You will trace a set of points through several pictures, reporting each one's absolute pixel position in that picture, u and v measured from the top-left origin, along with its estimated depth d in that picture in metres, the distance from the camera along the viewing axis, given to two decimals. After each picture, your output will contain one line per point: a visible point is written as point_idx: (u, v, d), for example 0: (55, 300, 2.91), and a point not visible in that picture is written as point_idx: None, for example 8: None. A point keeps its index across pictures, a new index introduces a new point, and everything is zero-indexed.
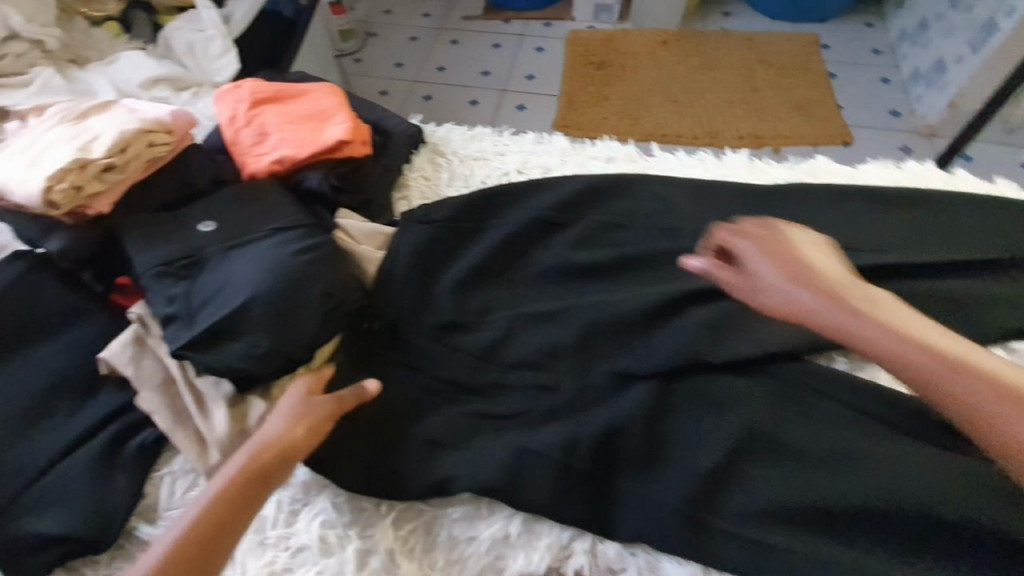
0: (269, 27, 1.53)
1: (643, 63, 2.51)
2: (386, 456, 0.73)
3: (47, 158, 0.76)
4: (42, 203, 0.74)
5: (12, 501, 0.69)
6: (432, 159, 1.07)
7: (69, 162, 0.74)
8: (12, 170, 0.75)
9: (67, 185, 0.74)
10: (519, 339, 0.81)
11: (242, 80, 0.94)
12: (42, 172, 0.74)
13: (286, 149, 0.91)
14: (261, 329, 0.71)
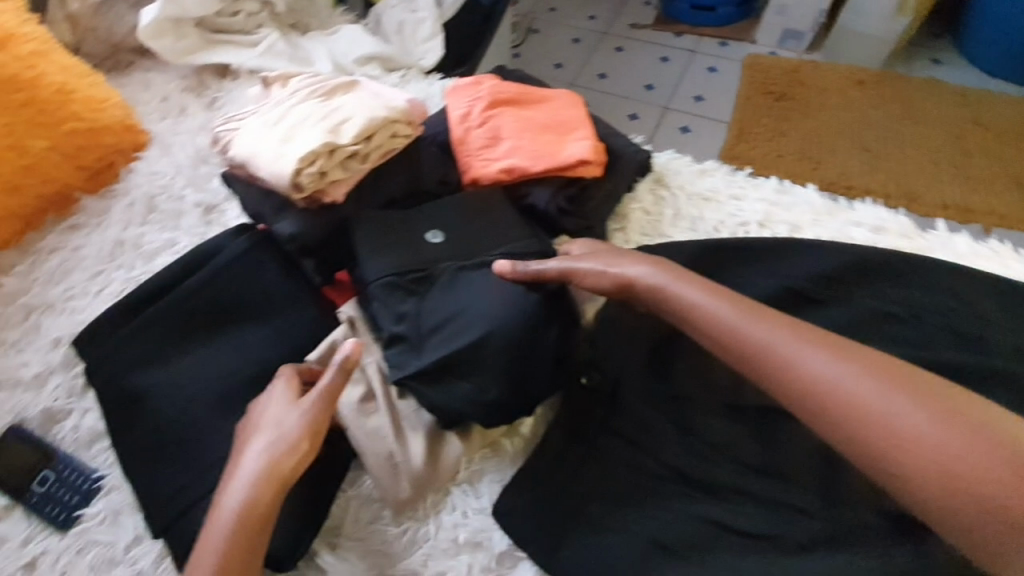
0: (469, 13, 1.48)
1: (831, 101, 2.25)
2: (609, 547, 0.65)
3: (300, 137, 0.73)
4: (288, 184, 0.71)
5: (212, 492, 0.66)
6: (655, 190, 0.95)
7: (321, 146, 0.71)
8: (266, 145, 0.73)
9: (316, 169, 0.71)
10: (759, 437, 0.71)
11: (485, 78, 0.87)
12: (293, 151, 0.71)
13: (520, 159, 0.82)
14: (493, 372, 0.64)
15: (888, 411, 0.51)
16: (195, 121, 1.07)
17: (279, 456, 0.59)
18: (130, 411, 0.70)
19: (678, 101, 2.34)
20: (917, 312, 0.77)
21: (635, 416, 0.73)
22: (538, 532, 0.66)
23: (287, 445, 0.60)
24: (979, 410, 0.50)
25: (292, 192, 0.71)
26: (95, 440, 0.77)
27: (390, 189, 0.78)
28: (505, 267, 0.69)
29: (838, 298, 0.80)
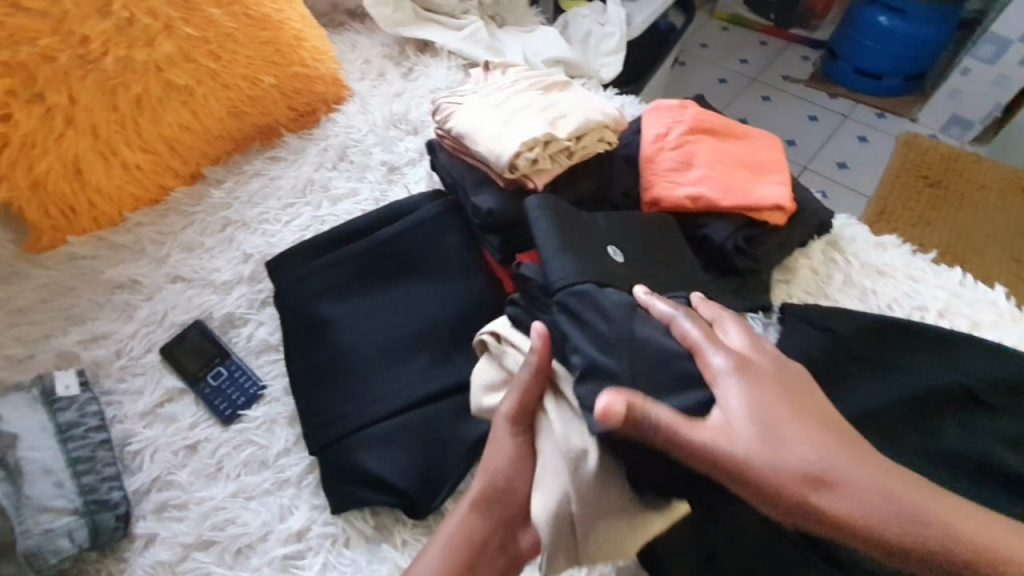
0: (649, 38, 1.51)
1: (991, 199, 2.09)
2: None
3: (520, 123, 0.77)
4: (503, 163, 0.75)
5: (371, 427, 0.71)
6: (828, 252, 0.92)
7: (542, 136, 0.75)
8: (488, 124, 0.78)
9: (532, 156, 0.75)
10: None
11: (690, 103, 0.89)
12: (514, 135, 0.76)
13: (709, 189, 0.83)
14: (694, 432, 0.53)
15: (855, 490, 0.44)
16: (392, 86, 1.15)
17: (497, 469, 0.61)
18: (313, 334, 0.77)
19: (819, 163, 2.26)
20: None
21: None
22: (663, 559, 0.64)
23: (503, 458, 0.61)
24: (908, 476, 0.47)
25: (503, 171, 0.75)
26: (264, 351, 0.85)
27: (581, 189, 0.81)
28: (611, 415, 0.46)
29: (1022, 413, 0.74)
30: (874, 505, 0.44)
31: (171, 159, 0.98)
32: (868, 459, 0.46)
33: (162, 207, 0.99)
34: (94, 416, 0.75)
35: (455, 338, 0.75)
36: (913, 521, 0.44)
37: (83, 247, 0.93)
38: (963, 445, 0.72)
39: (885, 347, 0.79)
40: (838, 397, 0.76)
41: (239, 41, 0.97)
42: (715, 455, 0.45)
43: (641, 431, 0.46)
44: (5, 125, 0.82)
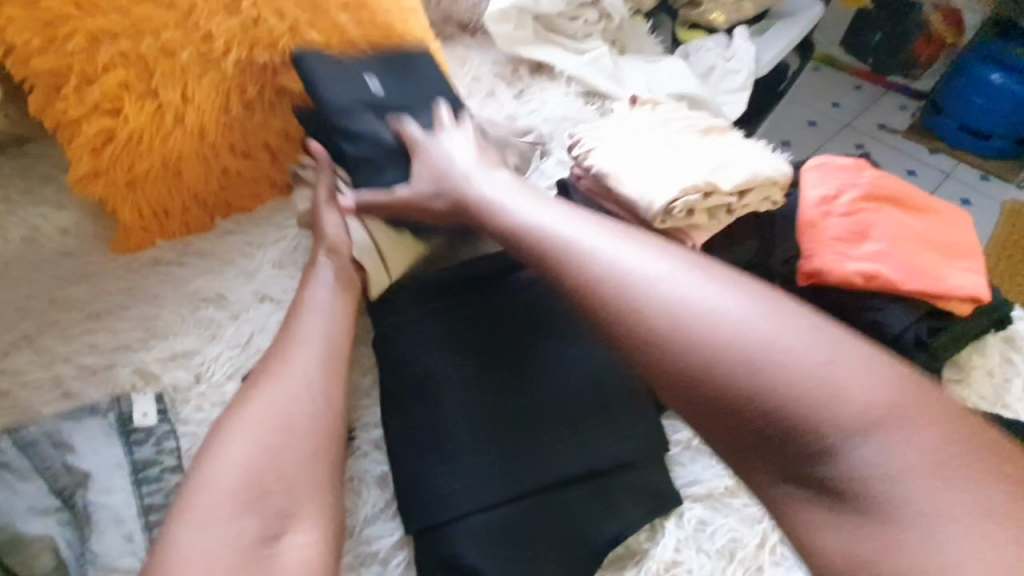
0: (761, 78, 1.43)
1: None
2: None
3: (680, 168, 0.67)
4: (658, 211, 0.64)
5: (482, 512, 0.61)
6: (1006, 350, 0.79)
7: (705, 184, 0.65)
8: (643, 168, 0.68)
9: (692, 204, 0.64)
10: None
11: (865, 167, 0.79)
12: (671, 181, 0.66)
13: (887, 267, 0.72)
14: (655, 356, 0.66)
15: (690, 307, 0.57)
16: (503, 107, 1.07)
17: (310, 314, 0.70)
18: (417, 391, 0.68)
19: None
20: None
21: None
22: None
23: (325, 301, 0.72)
24: (801, 360, 0.53)
25: (658, 222, 0.65)
26: (352, 395, 0.75)
27: None
28: (342, 208, 0.81)
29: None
30: (756, 362, 0.54)
31: (270, 168, 0.93)
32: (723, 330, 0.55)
33: (254, 215, 0.92)
34: (171, 454, 0.68)
35: (580, 417, 0.66)
36: (740, 378, 0.54)
37: (171, 253, 0.87)
38: None
39: None
40: None
41: (359, 48, 0.90)
42: (441, 195, 0.78)
43: (393, 213, 0.80)
44: (115, 120, 0.78)
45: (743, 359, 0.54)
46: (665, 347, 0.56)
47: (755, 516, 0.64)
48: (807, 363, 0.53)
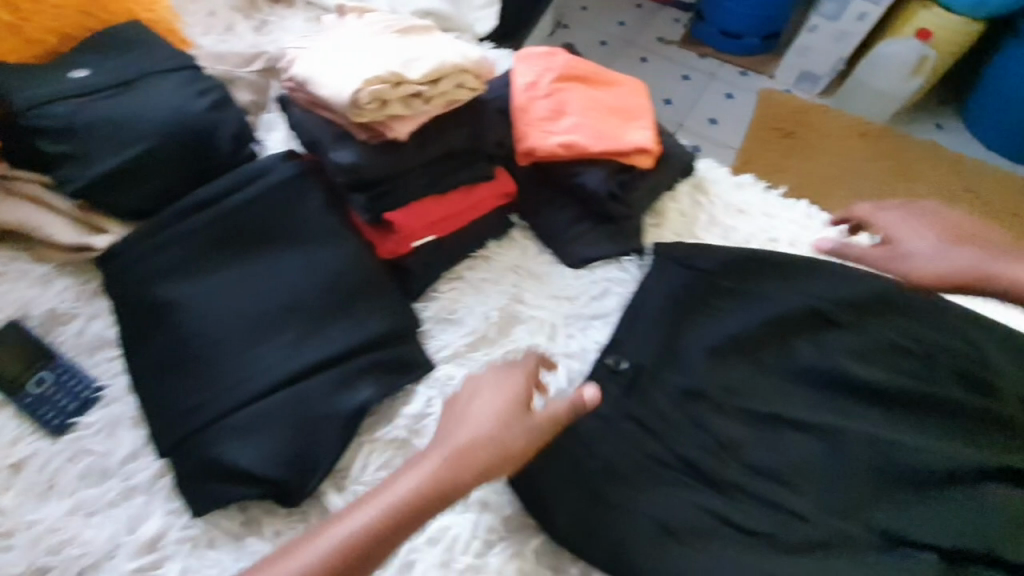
0: None
1: (834, 148, 2.36)
2: (607, 525, 0.65)
3: (368, 61, 0.69)
4: (346, 103, 0.66)
5: (232, 413, 0.64)
6: (694, 193, 0.97)
7: (389, 73, 0.67)
8: (331, 65, 0.69)
9: (378, 93, 0.66)
10: (766, 444, 0.72)
11: (558, 49, 0.86)
12: (356, 73, 0.67)
13: (579, 136, 0.82)
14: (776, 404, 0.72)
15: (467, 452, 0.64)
16: (243, 39, 1.03)
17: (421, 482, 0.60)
18: (151, 319, 0.68)
19: (692, 122, 2.46)
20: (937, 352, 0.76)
21: (653, 403, 0.74)
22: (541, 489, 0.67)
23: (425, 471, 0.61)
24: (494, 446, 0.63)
25: (352, 117, 0.67)
26: (99, 348, 0.73)
27: (451, 140, 0.75)
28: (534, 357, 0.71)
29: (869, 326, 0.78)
30: None
31: None
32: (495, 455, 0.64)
33: None
34: None
35: (327, 307, 0.70)
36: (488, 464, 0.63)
37: None
38: (814, 360, 0.76)
39: (743, 274, 0.82)
40: (704, 326, 0.79)
41: None
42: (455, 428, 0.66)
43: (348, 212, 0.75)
44: None
45: None
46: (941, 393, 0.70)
47: (494, 360, 0.75)
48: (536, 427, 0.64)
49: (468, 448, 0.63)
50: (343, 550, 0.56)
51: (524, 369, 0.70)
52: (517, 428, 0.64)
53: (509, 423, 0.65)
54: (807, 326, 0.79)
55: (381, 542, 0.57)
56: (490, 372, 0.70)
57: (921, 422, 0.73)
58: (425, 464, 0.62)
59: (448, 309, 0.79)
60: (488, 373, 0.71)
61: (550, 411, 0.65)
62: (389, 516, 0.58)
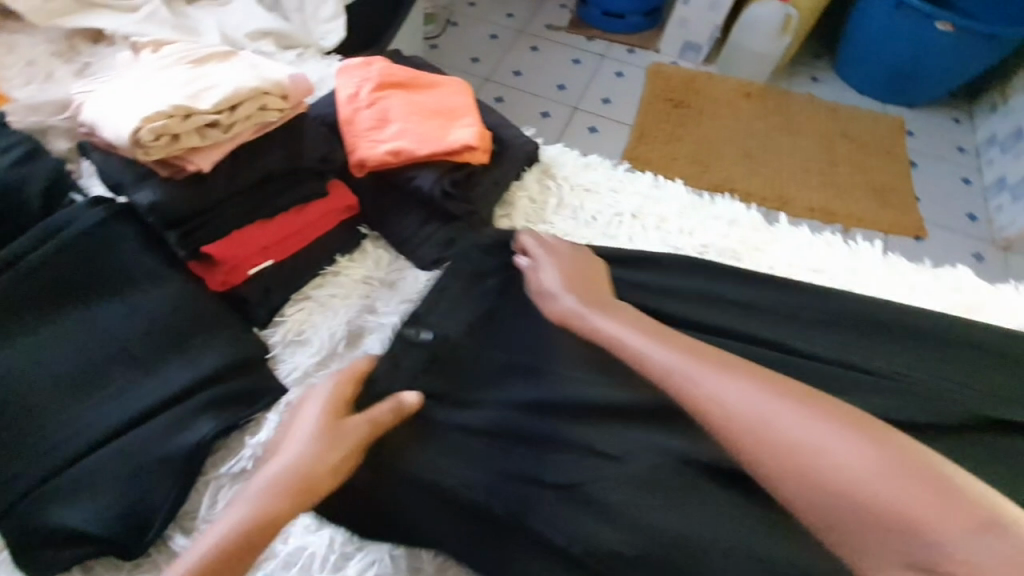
0: None
1: (722, 112, 2.47)
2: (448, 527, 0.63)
3: (155, 98, 0.70)
4: (130, 143, 0.68)
5: (58, 474, 0.62)
6: (542, 180, 1.01)
7: (173, 109, 0.69)
8: (116, 107, 0.70)
9: (164, 130, 0.68)
10: None
11: (375, 59, 0.88)
12: (139, 111, 0.69)
13: (405, 141, 0.82)
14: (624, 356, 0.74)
15: (266, 482, 0.57)
16: (63, 83, 0.99)
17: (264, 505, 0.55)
18: None
19: (588, 104, 2.52)
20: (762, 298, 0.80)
21: None
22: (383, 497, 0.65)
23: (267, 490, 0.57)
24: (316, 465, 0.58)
25: (140, 157, 0.69)
26: None
27: (264, 164, 0.76)
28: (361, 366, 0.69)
29: (699, 281, 0.81)
30: (852, 486, 0.43)
31: None
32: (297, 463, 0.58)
33: None
34: None
35: (158, 350, 0.69)
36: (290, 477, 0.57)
37: None
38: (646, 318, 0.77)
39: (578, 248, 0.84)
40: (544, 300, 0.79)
41: None
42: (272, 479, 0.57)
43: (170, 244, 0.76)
44: None
45: (817, 474, 0.44)
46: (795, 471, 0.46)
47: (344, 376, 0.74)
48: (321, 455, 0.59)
49: (282, 470, 0.58)
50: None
51: (341, 381, 0.66)
52: (330, 454, 0.59)
53: (333, 428, 0.61)
54: (653, 290, 0.79)
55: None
56: (310, 393, 0.65)
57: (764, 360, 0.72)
58: (238, 498, 0.56)
59: (296, 331, 0.77)
60: (315, 390, 0.66)
61: (369, 415, 0.62)
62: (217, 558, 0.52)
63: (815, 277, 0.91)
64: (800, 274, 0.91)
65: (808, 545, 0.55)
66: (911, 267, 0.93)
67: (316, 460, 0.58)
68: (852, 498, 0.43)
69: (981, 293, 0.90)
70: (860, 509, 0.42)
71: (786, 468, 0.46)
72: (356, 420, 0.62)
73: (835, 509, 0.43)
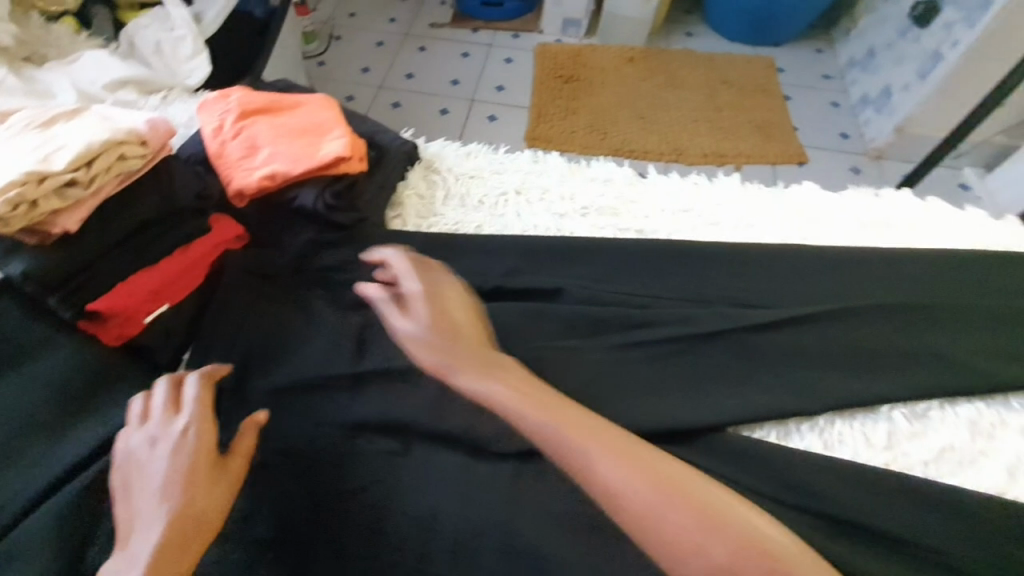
0: (245, 32, 1.53)
1: (611, 79, 2.58)
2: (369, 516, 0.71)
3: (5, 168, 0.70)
4: None
5: None
6: (427, 176, 1.06)
7: (24, 175, 0.69)
8: None
9: (18, 199, 0.68)
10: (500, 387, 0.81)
11: (231, 89, 0.89)
12: None
13: (278, 164, 0.84)
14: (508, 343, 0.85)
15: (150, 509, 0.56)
16: None
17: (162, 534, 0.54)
18: None
19: (484, 94, 2.58)
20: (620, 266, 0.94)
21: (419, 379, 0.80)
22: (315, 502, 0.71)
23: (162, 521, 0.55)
24: (199, 495, 0.58)
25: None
26: None
27: (138, 211, 0.78)
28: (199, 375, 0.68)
29: (569, 263, 0.95)
30: (667, 539, 0.52)
31: None
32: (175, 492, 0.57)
33: None
34: None
35: (60, 418, 0.70)
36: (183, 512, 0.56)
37: None
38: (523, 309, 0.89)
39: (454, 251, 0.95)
40: None
41: None
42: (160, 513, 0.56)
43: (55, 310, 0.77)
44: None
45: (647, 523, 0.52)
46: (620, 501, 0.54)
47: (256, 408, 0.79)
48: (205, 488, 0.58)
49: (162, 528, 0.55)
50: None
51: (201, 423, 0.62)
52: (217, 491, 0.59)
53: (215, 474, 0.60)
54: (526, 281, 0.92)
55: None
56: (157, 445, 0.60)
57: (621, 322, 0.87)
58: (121, 567, 0.52)
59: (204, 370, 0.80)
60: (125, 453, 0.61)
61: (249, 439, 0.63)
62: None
63: (684, 216, 1.01)
64: (670, 216, 1.00)
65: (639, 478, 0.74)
66: (766, 191, 1.04)
67: (170, 492, 0.57)
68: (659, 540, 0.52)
69: (825, 201, 1.01)
70: (664, 547, 0.52)
71: (617, 491, 0.54)
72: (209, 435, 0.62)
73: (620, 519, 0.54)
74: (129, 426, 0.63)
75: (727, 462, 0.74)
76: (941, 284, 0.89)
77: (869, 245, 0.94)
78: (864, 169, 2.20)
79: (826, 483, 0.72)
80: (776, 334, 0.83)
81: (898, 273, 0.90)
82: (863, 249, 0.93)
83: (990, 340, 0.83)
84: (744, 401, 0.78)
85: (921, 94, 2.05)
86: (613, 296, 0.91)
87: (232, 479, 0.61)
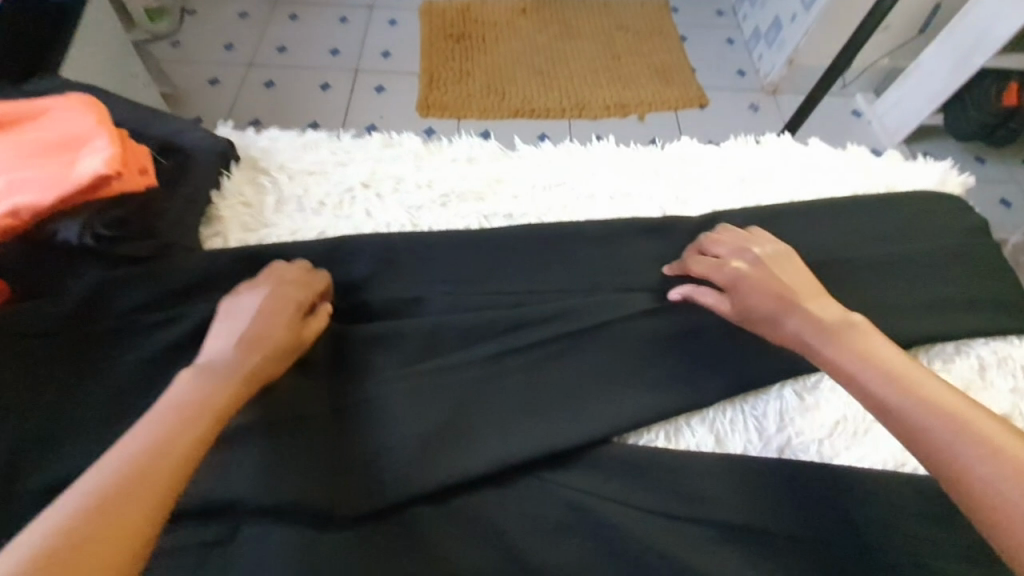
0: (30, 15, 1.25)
1: (503, 34, 2.40)
2: None
3: None
4: None
5: None
6: (253, 179, 0.89)
7: None
8: None
9: None
10: (365, 430, 0.69)
11: None
12: None
13: (21, 195, 0.68)
14: (368, 380, 0.73)
15: (199, 375, 0.56)
16: None
17: (205, 392, 0.55)
18: None
19: (367, 62, 2.33)
20: (492, 258, 0.82)
21: (249, 441, 0.67)
22: None
23: (223, 372, 0.57)
24: (249, 362, 0.60)
25: None
26: None
27: None
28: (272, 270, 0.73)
29: (434, 263, 0.82)
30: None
31: None
32: (228, 362, 0.59)
33: None
34: None
35: None
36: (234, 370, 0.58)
37: None
38: (383, 328, 0.76)
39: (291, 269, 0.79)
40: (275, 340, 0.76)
41: None
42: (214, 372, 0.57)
43: None
44: None
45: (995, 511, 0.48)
46: (970, 490, 0.50)
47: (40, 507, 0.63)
48: (266, 344, 0.62)
49: (235, 364, 0.58)
50: (100, 505, 0.43)
51: (275, 307, 0.66)
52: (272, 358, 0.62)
53: (277, 328, 0.64)
54: (386, 294, 0.80)
55: (180, 473, 0.48)
56: (238, 314, 0.65)
57: (493, 329, 0.76)
58: (196, 380, 0.55)
59: None
60: (252, 301, 0.66)
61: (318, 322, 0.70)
62: (187, 446, 0.49)
63: (556, 191, 0.89)
64: (540, 193, 0.89)
65: (519, 514, 0.65)
66: (642, 153, 0.94)
67: (251, 357, 0.60)
68: (916, 422, 0.54)
69: (702, 157, 0.93)
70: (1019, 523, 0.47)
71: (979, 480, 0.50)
72: (289, 325, 0.66)
73: (923, 451, 0.53)
74: (255, 282, 0.69)
75: (612, 477, 0.68)
76: (824, 237, 0.83)
77: (751, 202, 0.87)
78: (764, 106, 2.17)
79: (716, 486, 0.67)
80: (653, 321, 0.77)
81: (783, 232, 0.83)
82: (745, 208, 0.86)
83: (877, 293, 0.78)
84: (627, 402, 0.71)
85: (808, 23, 2.00)
86: (483, 298, 0.79)
87: (284, 354, 0.64)
